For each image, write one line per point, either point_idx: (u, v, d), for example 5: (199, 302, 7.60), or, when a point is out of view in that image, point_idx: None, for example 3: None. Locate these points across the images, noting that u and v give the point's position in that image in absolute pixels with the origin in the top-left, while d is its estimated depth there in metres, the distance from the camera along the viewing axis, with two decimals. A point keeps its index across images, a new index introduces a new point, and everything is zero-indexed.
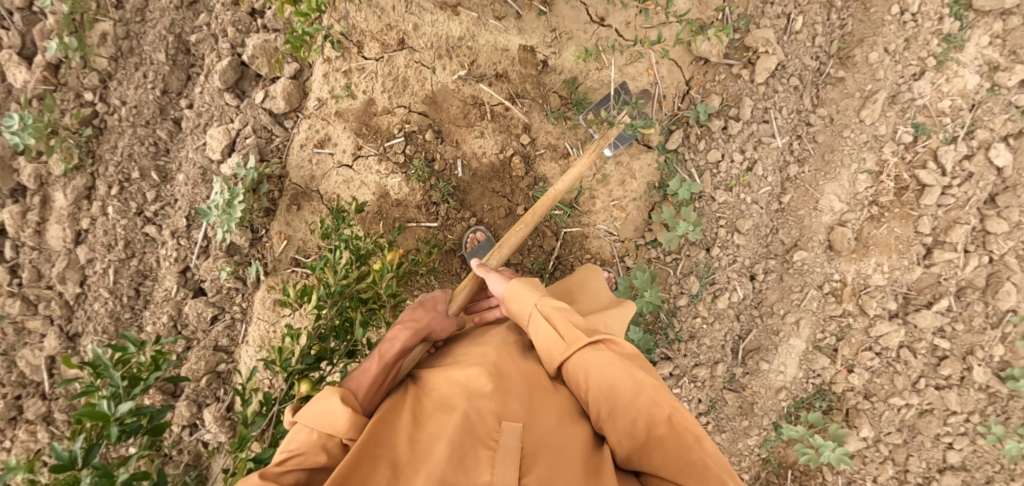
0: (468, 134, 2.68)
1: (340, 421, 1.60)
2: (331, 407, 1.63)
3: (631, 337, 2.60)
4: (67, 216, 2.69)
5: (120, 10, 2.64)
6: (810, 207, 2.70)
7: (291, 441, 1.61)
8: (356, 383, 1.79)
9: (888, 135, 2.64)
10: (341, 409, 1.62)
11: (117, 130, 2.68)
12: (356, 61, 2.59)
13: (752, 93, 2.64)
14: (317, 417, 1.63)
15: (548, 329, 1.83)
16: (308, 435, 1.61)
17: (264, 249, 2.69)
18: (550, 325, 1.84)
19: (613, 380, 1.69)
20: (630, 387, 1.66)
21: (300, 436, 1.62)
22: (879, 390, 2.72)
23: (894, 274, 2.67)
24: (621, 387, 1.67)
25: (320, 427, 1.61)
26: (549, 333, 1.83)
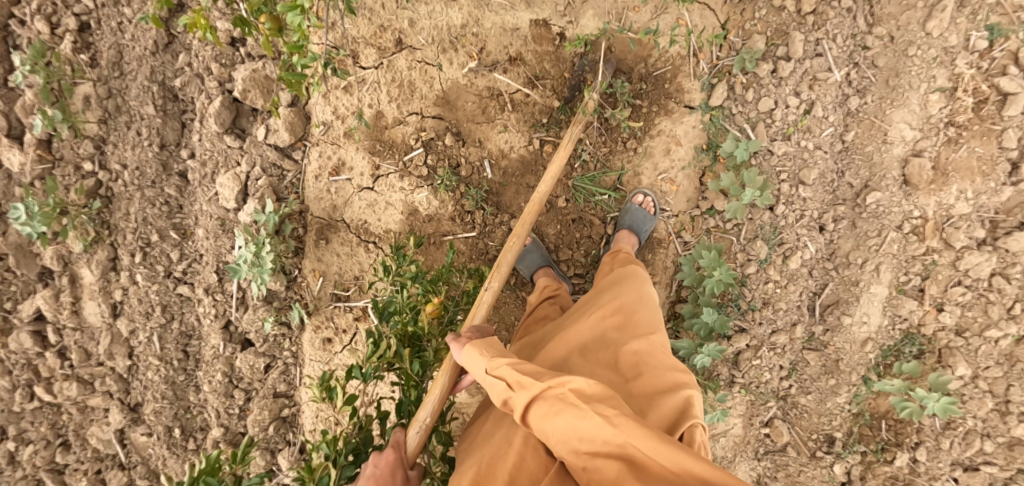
0: (491, 130, 2.37)
1: None
2: None
3: (705, 319, 2.35)
4: (99, 291, 2.61)
5: (96, 68, 2.47)
6: (878, 141, 2.41)
7: None
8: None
9: (960, 45, 2.32)
10: None
11: (125, 196, 2.57)
12: (355, 73, 2.33)
13: (800, 25, 2.24)
14: None
15: (503, 373, 1.77)
16: None
17: (302, 289, 2.57)
18: (506, 370, 1.77)
19: (578, 426, 1.60)
20: (585, 419, 1.60)
21: None
22: (973, 324, 2.53)
23: (978, 200, 2.43)
24: (590, 432, 1.58)
25: None
26: (500, 387, 1.76)
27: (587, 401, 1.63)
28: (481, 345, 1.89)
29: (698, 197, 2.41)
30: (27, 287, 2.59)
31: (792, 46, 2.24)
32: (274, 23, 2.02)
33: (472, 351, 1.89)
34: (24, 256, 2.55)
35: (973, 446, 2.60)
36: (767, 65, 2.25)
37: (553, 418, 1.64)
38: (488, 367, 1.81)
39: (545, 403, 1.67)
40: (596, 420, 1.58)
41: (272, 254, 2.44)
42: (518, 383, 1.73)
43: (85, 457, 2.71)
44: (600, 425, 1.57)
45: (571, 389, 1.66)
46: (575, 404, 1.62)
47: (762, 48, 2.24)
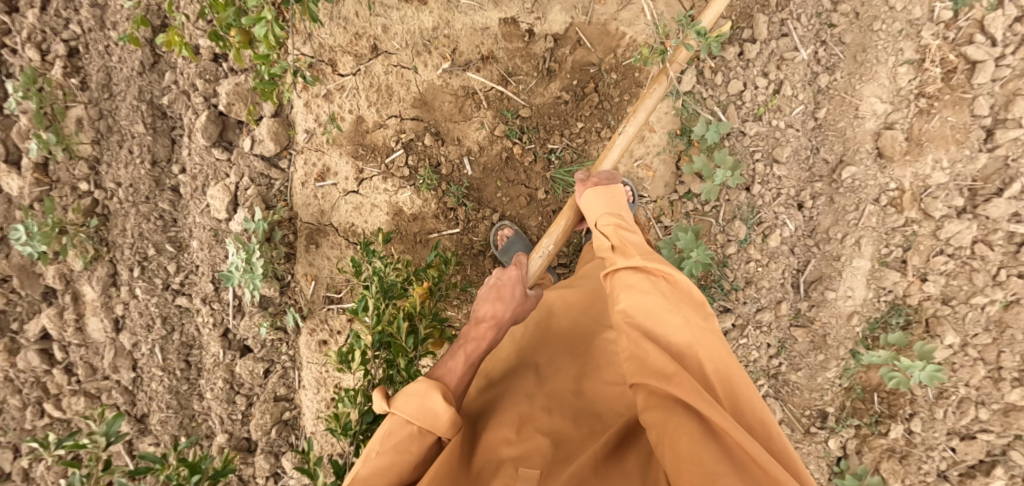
0: (469, 128, 2.43)
1: (443, 416, 1.57)
2: (434, 404, 1.58)
3: None
4: (101, 307, 2.69)
5: (87, 91, 2.56)
6: (850, 116, 2.44)
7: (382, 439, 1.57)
8: (445, 373, 1.72)
9: (924, 17, 2.35)
10: (443, 406, 1.57)
11: (121, 213, 2.65)
12: (334, 81, 2.41)
13: (763, 7, 2.30)
14: (418, 412, 1.58)
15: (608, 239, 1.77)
16: (409, 424, 1.58)
17: (295, 293, 2.65)
18: (609, 236, 1.78)
19: (656, 308, 1.56)
20: (669, 308, 1.55)
21: (398, 426, 1.58)
22: (958, 293, 2.58)
23: (955, 168, 2.47)
24: (675, 322, 1.52)
25: (422, 422, 1.57)
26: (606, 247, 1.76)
27: (678, 298, 1.58)
28: (606, 193, 1.92)
29: (676, 182, 2.45)
30: (32, 307, 2.68)
31: (757, 28, 2.30)
32: (243, 36, 2.25)
33: (594, 193, 1.92)
34: (27, 276, 2.63)
35: (968, 413, 2.62)
36: (733, 49, 2.31)
37: (638, 289, 1.60)
38: (607, 209, 1.87)
39: (636, 274, 1.64)
40: (684, 317, 1.54)
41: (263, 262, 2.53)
42: (622, 245, 1.73)
43: (96, 469, 2.78)
44: (680, 328, 1.53)
45: (667, 278, 1.62)
46: (667, 294, 1.59)
47: (727, 32, 2.29)
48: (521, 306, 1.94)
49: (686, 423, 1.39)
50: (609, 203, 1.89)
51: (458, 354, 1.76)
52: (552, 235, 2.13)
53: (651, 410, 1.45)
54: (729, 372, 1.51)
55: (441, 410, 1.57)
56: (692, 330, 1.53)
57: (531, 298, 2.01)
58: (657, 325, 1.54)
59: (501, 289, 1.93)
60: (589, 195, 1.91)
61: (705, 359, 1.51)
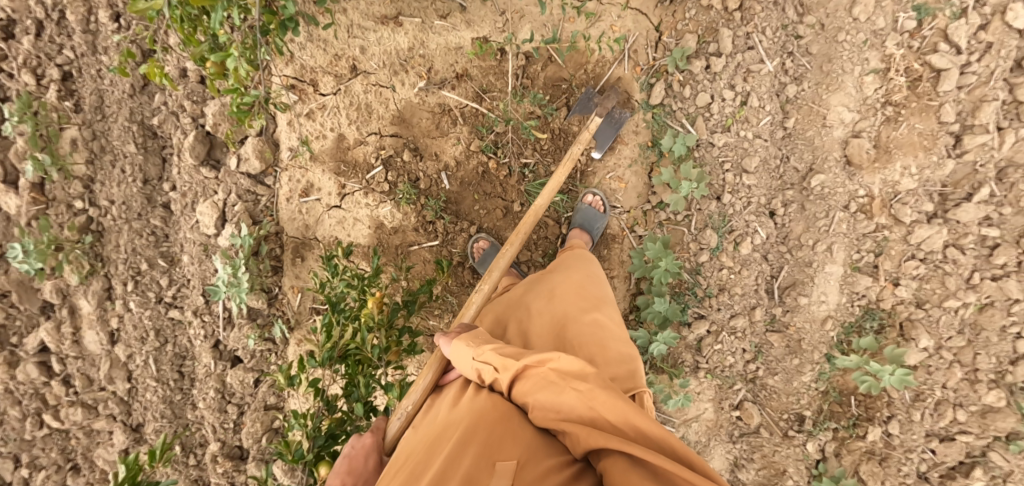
0: (446, 144, 2.51)
1: None
2: None
3: (657, 308, 2.46)
4: (97, 320, 2.79)
5: (80, 113, 2.66)
6: (818, 125, 2.49)
7: None
8: None
9: (888, 27, 2.41)
10: None
11: (115, 229, 2.75)
12: (316, 100, 2.50)
13: (728, 22, 2.36)
14: None
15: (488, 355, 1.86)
16: None
17: (283, 305, 2.74)
18: (490, 353, 1.86)
19: (559, 400, 1.71)
20: (568, 394, 1.70)
21: None
22: (932, 296, 2.66)
23: (923, 174, 2.52)
24: (570, 402, 1.69)
25: None
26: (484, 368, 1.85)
27: (567, 378, 1.74)
28: (468, 338, 1.97)
29: (648, 193, 2.51)
30: (31, 320, 2.78)
31: (721, 43, 2.35)
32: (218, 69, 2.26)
33: (461, 344, 1.96)
34: (26, 291, 2.74)
35: (946, 415, 2.69)
36: (700, 62, 2.37)
37: (536, 388, 1.75)
38: (474, 354, 1.90)
39: (528, 380, 1.77)
40: (579, 393, 1.70)
41: (249, 276, 2.60)
42: (503, 364, 1.82)
43: (94, 477, 2.88)
44: (575, 401, 1.69)
45: (553, 368, 1.76)
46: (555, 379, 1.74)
47: (693, 47, 2.36)
48: (375, 473, 2.00)
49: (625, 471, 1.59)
50: (471, 345, 1.93)
51: None
52: (414, 393, 2.11)
53: (600, 469, 1.64)
54: (636, 421, 1.64)
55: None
56: (588, 403, 1.68)
57: (387, 464, 2.07)
58: (562, 408, 1.70)
59: (353, 461, 1.99)
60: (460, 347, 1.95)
61: (611, 414, 1.66)
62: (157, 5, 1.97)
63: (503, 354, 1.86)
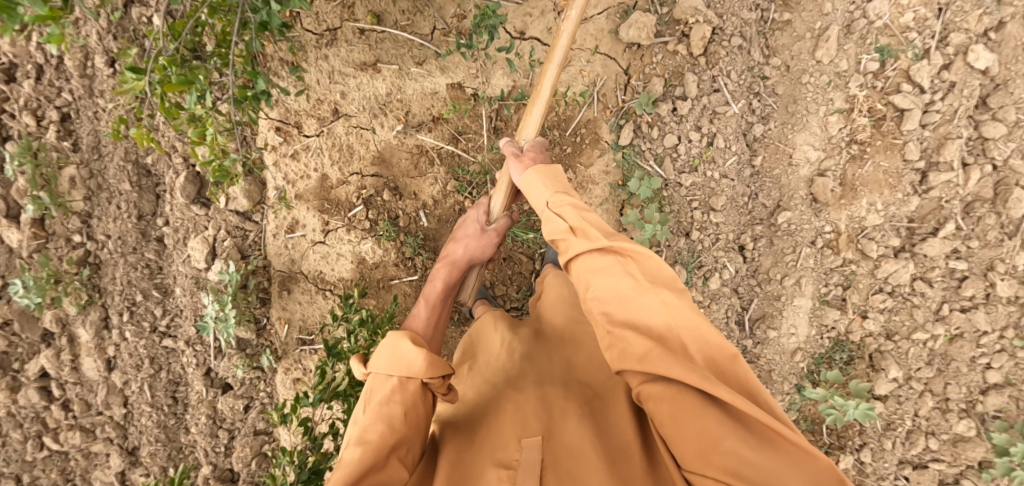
0: (424, 184, 2.61)
1: (416, 363, 1.80)
2: (406, 351, 1.83)
3: None
4: (94, 348, 2.89)
5: (78, 152, 2.80)
6: (784, 164, 2.57)
7: (371, 391, 1.81)
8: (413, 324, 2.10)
9: (851, 69, 2.48)
10: (414, 349, 1.83)
11: (111, 262, 2.87)
12: (300, 142, 2.62)
13: (693, 66, 2.44)
14: (394, 362, 1.82)
15: (561, 220, 1.74)
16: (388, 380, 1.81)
17: (270, 336, 2.85)
18: (563, 217, 1.75)
19: (635, 302, 1.56)
20: (648, 297, 1.56)
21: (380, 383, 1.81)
22: (901, 328, 2.72)
23: (889, 210, 2.58)
24: (650, 313, 1.54)
25: (398, 371, 1.80)
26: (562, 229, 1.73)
27: (650, 281, 1.58)
28: (548, 173, 1.93)
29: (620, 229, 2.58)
30: (32, 347, 2.86)
31: (687, 87, 2.44)
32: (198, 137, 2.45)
33: (535, 175, 1.94)
34: (28, 320, 2.82)
35: (919, 444, 2.78)
36: (666, 105, 2.45)
37: (609, 277, 1.61)
38: (548, 198, 1.85)
39: (600, 262, 1.64)
40: (661, 301, 1.55)
41: (235, 311, 2.73)
42: (580, 230, 1.70)
43: None
44: (656, 309, 1.54)
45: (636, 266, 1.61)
46: (637, 277, 1.58)
47: (659, 91, 2.45)
48: (480, 242, 2.23)
49: (688, 394, 1.49)
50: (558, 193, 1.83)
51: (420, 302, 2.16)
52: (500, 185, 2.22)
53: (654, 383, 1.54)
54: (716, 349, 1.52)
55: (354, 458, 1.63)
56: (670, 315, 1.54)
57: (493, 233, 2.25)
58: (635, 310, 1.56)
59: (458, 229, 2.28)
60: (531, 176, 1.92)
61: (689, 333, 1.53)
62: (140, 85, 2.22)
63: (589, 219, 1.71)
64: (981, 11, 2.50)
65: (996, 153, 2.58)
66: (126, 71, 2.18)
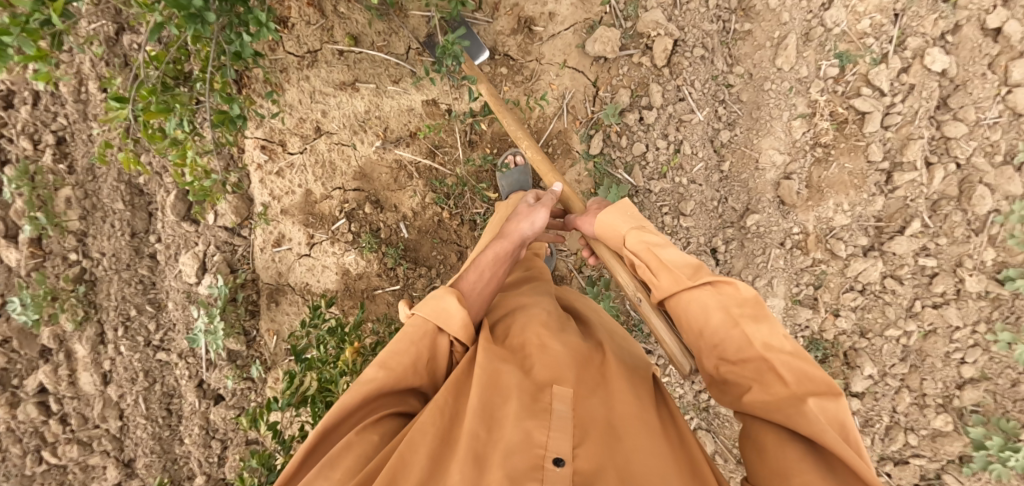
0: (403, 196, 2.71)
1: (456, 320, 1.74)
2: (448, 305, 1.75)
3: None
4: (91, 362, 2.99)
5: (74, 174, 2.91)
6: (751, 168, 2.66)
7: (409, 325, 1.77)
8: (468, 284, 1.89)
9: (812, 75, 2.56)
10: (456, 308, 1.75)
11: (106, 279, 2.97)
12: (284, 159, 2.72)
13: (658, 77, 2.54)
14: (433, 311, 1.76)
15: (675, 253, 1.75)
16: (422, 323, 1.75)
17: (260, 347, 2.94)
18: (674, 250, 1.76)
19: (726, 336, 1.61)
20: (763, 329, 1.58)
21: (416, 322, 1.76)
22: (874, 326, 2.78)
23: (855, 210, 2.64)
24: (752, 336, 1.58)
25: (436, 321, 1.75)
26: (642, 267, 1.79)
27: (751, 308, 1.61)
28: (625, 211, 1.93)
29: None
30: (31, 364, 2.96)
31: (652, 97, 2.54)
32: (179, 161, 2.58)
33: (612, 214, 1.94)
34: (25, 336, 2.92)
35: (898, 440, 2.86)
36: (633, 115, 2.55)
37: (707, 304, 1.65)
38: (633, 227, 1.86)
39: (704, 290, 1.67)
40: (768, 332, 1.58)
41: (223, 324, 2.82)
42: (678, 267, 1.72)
43: None
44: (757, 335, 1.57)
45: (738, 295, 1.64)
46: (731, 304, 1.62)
47: (625, 102, 2.55)
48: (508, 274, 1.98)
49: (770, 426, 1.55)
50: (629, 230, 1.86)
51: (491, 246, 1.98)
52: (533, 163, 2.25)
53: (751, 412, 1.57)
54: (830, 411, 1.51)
55: (455, 312, 1.74)
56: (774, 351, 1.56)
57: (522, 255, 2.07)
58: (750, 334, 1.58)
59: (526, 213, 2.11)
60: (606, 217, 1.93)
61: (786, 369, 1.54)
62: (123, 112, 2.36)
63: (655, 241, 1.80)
64: (936, 15, 2.57)
65: (958, 152, 2.65)
66: (109, 100, 2.32)
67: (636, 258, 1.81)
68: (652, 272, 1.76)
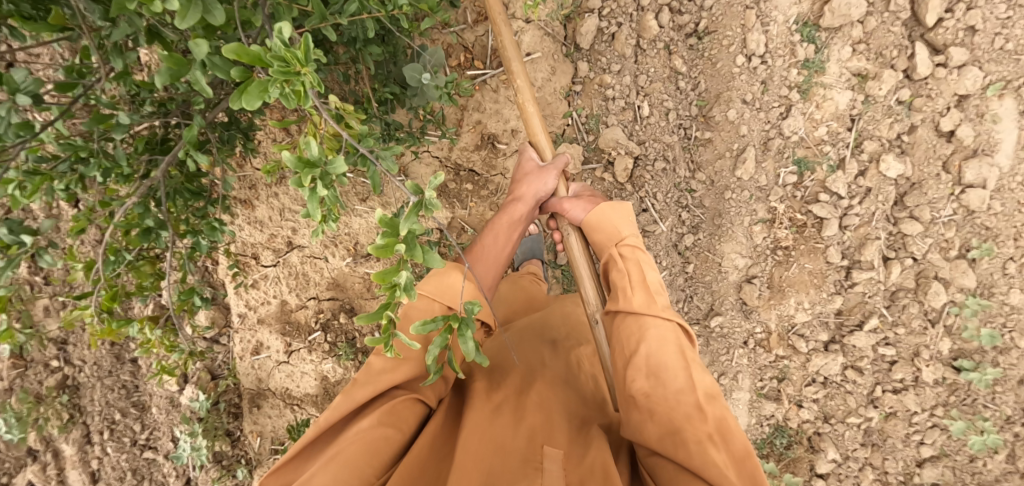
0: (378, 305, 2.83)
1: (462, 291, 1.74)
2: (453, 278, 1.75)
3: None
4: (79, 461, 3.03)
5: (51, 285, 2.96)
6: (714, 270, 2.78)
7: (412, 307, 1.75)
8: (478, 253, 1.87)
9: (771, 183, 2.62)
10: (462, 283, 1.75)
11: (88, 384, 3.01)
12: (258, 271, 2.74)
13: (620, 192, 2.69)
14: (438, 286, 1.76)
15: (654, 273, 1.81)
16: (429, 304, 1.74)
17: (245, 445, 2.93)
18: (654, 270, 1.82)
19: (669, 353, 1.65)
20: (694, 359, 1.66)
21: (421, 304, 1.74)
22: (836, 411, 2.87)
23: (815, 308, 2.72)
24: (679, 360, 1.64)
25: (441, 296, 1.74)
26: (622, 274, 1.81)
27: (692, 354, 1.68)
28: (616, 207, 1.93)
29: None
30: (18, 462, 2.96)
31: None
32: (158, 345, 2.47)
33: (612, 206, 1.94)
34: (11, 441, 2.90)
35: None
36: None
37: (659, 325, 1.69)
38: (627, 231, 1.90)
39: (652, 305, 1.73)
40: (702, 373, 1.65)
41: (205, 437, 2.81)
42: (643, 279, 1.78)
43: None
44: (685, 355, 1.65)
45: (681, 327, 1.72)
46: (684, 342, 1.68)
47: None
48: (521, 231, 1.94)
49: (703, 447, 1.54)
50: (623, 231, 1.88)
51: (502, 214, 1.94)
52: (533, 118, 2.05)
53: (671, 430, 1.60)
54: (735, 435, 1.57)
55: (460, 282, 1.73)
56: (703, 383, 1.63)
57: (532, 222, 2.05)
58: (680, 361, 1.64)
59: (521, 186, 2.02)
60: (603, 211, 1.89)
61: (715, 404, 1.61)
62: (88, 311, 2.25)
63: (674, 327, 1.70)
64: (891, 119, 2.61)
65: (915, 248, 2.72)
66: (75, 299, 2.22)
67: (615, 256, 1.84)
68: (628, 286, 1.78)
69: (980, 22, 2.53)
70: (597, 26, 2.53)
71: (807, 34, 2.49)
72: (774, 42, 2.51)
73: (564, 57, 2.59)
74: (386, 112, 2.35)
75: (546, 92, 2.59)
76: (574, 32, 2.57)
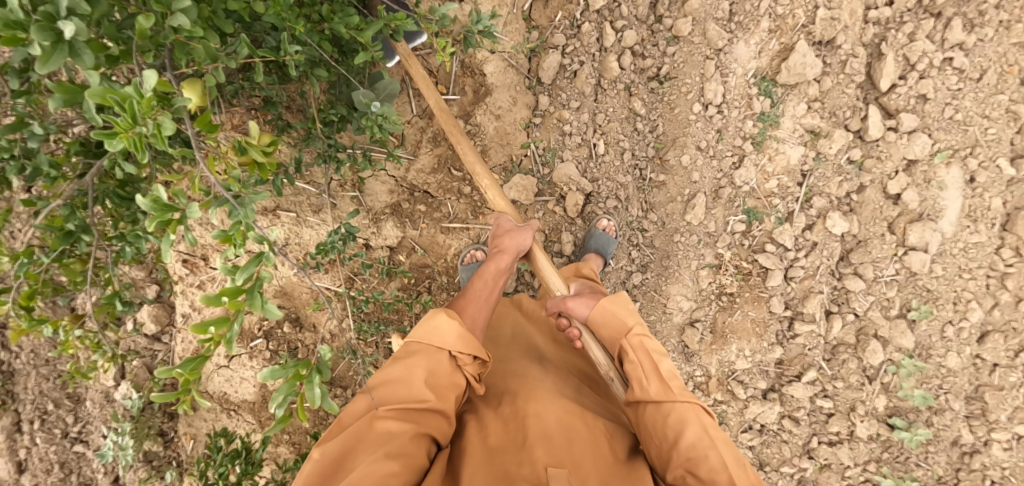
0: (322, 317, 2.74)
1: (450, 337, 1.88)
2: (441, 323, 1.90)
3: None
4: (5, 449, 2.83)
5: None
6: (660, 310, 2.78)
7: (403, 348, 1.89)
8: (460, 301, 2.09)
9: (720, 229, 2.68)
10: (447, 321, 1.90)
11: (25, 371, 2.82)
12: (207, 272, 2.78)
13: (571, 225, 2.69)
14: (427, 333, 1.91)
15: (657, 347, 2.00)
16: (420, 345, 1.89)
17: (177, 447, 2.92)
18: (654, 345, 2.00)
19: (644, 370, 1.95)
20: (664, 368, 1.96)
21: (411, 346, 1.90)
22: (772, 459, 2.89)
23: (756, 356, 2.77)
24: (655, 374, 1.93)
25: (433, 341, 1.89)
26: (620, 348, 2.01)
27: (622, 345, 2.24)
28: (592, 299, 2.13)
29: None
30: None
31: (563, 245, 2.68)
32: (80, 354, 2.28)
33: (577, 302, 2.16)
34: None
35: None
36: None
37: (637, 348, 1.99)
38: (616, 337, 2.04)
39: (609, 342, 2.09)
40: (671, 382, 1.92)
41: (134, 436, 2.81)
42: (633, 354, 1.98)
43: None
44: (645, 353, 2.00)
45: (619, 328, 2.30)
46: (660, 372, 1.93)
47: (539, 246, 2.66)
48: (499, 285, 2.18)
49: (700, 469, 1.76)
50: (630, 325, 2.03)
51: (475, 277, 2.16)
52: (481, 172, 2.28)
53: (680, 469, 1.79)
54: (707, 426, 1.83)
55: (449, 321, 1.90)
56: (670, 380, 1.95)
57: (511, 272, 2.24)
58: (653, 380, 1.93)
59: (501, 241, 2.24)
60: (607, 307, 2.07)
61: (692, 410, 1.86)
62: None
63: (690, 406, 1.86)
64: (840, 178, 2.68)
65: (856, 304, 2.76)
66: None
67: (629, 349, 1.99)
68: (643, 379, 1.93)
69: (931, 91, 2.62)
70: (559, 63, 2.57)
71: (764, 88, 2.59)
72: (731, 93, 2.59)
73: (526, 88, 2.62)
74: (331, 134, 2.21)
75: (506, 121, 2.59)
76: (538, 65, 2.61)
